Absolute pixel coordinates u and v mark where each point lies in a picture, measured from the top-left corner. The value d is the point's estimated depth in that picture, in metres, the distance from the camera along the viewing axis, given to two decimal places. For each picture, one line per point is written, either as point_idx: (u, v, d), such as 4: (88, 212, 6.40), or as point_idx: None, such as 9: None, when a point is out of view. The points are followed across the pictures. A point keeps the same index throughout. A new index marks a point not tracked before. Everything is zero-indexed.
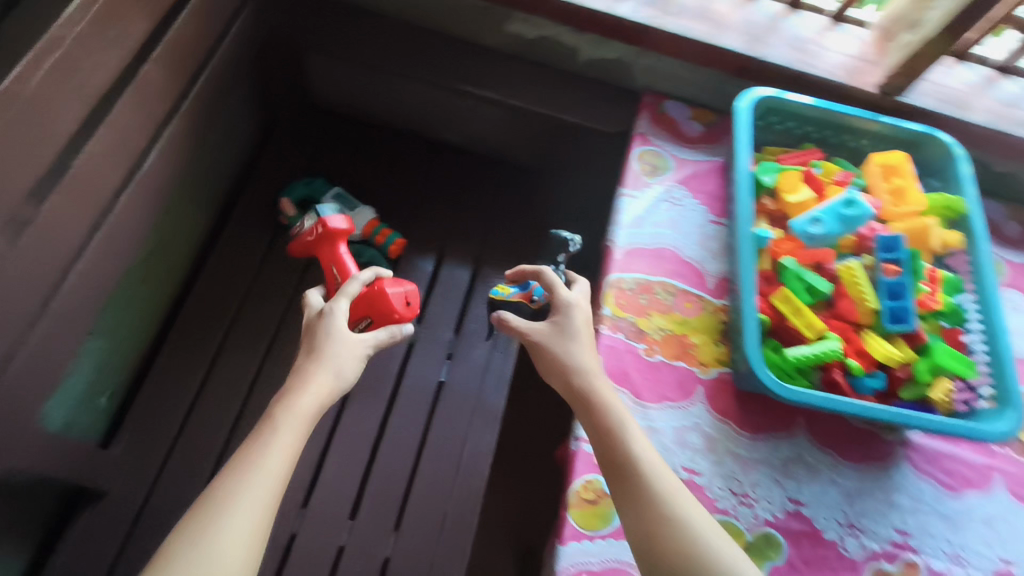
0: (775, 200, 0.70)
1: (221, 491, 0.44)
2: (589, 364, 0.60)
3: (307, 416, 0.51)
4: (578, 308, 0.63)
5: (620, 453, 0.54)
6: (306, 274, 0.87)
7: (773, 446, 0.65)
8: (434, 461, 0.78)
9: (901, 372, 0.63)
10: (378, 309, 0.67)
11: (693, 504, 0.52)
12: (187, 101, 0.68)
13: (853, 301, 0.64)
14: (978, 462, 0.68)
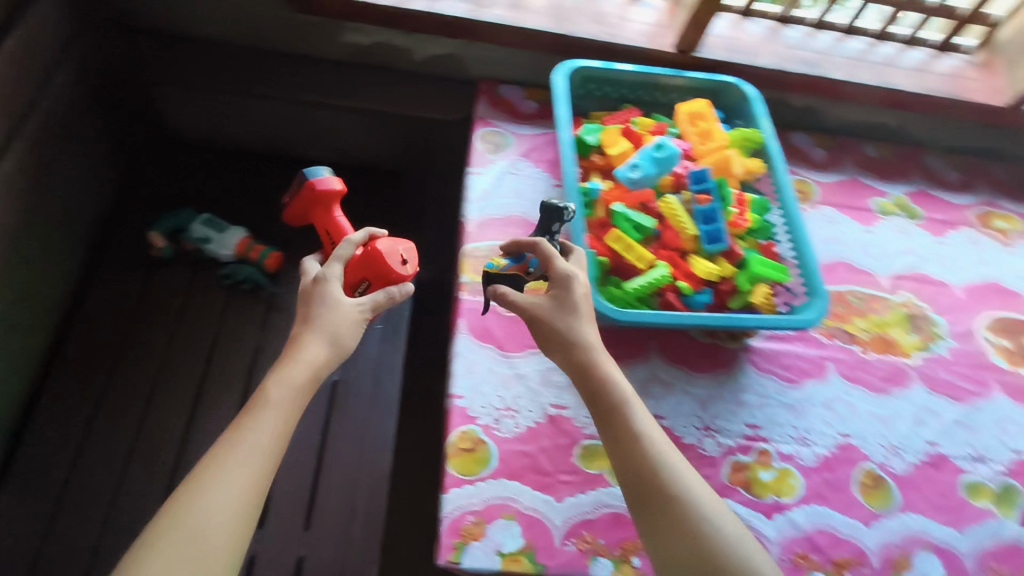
0: (602, 156, 0.80)
1: (204, 486, 0.46)
2: (590, 338, 0.60)
3: (288, 401, 0.52)
4: (580, 281, 0.62)
5: (623, 431, 0.56)
6: (183, 307, 0.91)
7: (630, 372, 0.72)
8: (338, 453, 0.84)
9: (725, 286, 0.72)
10: (375, 264, 0.63)
11: (696, 480, 0.55)
12: (19, 139, 0.70)
13: (676, 232, 0.73)
14: (812, 354, 0.77)
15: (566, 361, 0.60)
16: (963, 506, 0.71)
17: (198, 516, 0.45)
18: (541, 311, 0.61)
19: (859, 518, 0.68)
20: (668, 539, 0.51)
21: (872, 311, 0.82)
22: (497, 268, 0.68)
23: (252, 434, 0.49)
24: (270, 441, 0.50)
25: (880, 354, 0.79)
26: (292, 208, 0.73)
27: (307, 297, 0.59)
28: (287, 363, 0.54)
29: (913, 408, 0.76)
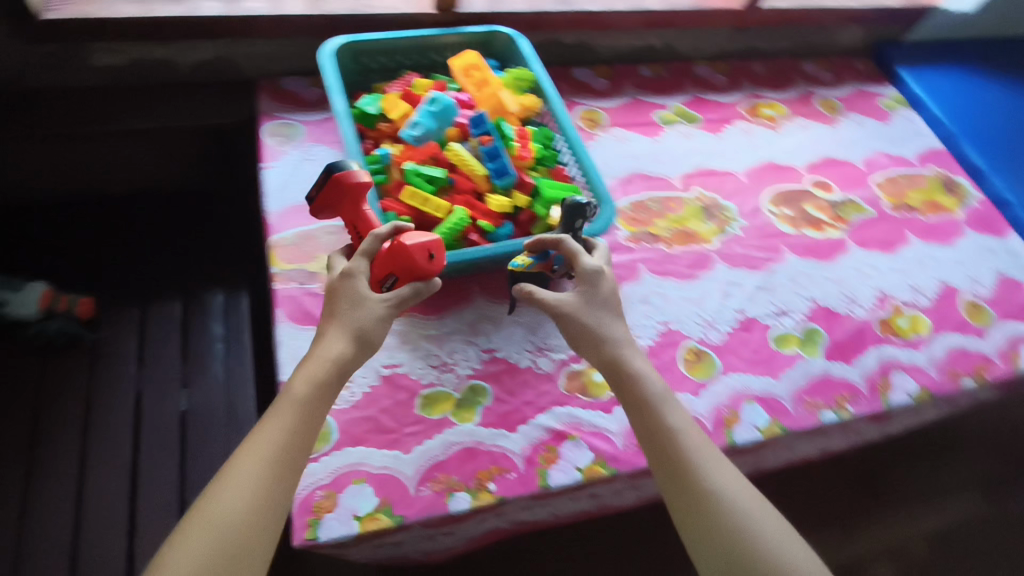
0: (389, 123, 0.82)
1: (222, 491, 0.49)
2: (619, 334, 0.63)
3: (304, 406, 0.54)
4: (607, 278, 0.65)
5: (658, 419, 0.59)
6: None
7: (456, 317, 0.75)
8: (201, 480, 0.81)
9: (523, 216, 0.77)
10: (397, 255, 0.60)
11: (733, 476, 0.57)
12: None
13: (467, 175, 0.77)
14: (622, 261, 0.84)
15: (597, 352, 0.62)
16: (774, 356, 0.80)
17: (212, 518, 0.48)
18: (570, 308, 0.63)
19: (689, 391, 0.74)
20: (705, 523, 0.54)
21: (670, 210, 0.91)
22: (524, 266, 0.69)
23: (266, 438, 0.52)
24: (288, 446, 0.52)
25: (683, 246, 0.88)
26: (315, 205, 0.68)
27: (332, 288, 0.60)
28: (306, 368, 0.56)
29: (719, 284, 0.85)
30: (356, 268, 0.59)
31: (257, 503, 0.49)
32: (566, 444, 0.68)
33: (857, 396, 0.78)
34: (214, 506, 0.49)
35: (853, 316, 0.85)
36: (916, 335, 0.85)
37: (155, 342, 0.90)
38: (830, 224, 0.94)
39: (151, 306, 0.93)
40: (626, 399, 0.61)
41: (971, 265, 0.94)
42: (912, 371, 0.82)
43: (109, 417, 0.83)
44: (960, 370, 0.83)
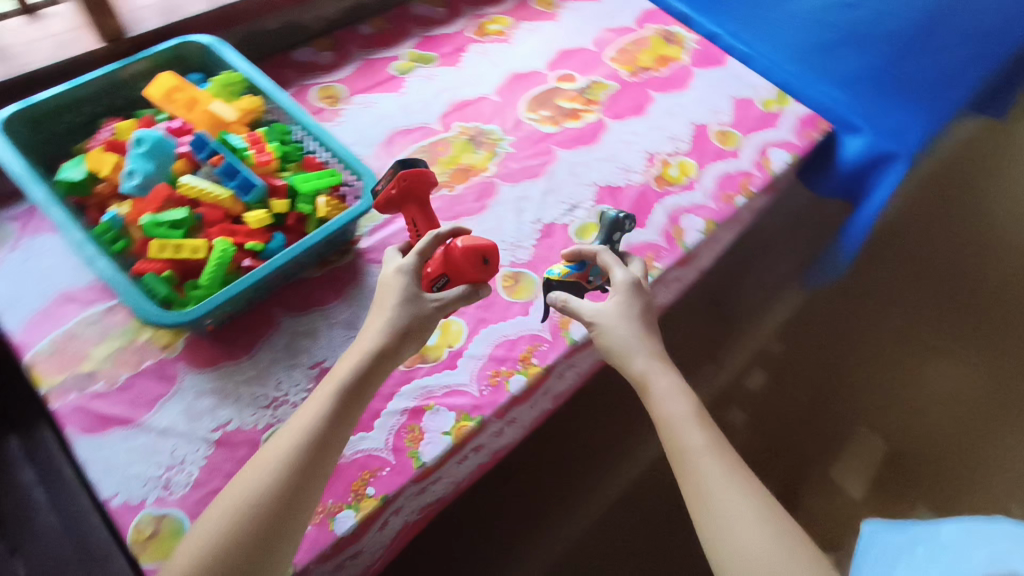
0: (107, 182, 0.74)
1: (270, 452, 0.54)
2: (648, 346, 0.66)
3: (349, 385, 0.58)
4: (637, 295, 0.68)
5: (682, 427, 0.61)
6: None
7: (270, 346, 0.70)
8: None
9: (291, 219, 0.74)
10: (455, 266, 0.63)
11: (754, 508, 0.55)
12: None
13: (214, 204, 0.72)
14: (414, 222, 0.84)
15: (629, 359, 0.65)
16: None
17: (258, 474, 0.53)
18: (604, 320, 0.67)
19: (519, 313, 0.77)
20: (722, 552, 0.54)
21: (440, 154, 0.93)
22: (559, 276, 0.73)
23: (313, 408, 0.57)
24: (336, 415, 0.56)
25: (463, 183, 0.90)
26: (381, 200, 0.70)
27: (384, 284, 0.64)
28: (352, 356, 0.60)
29: (509, 206, 0.88)
30: (410, 264, 0.63)
31: (302, 458, 0.53)
32: (425, 416, 0.68)
33: (660, 252, 0.86)
34: (263, 462, 0.54)
35: (632, 184, 0.93)
36: (686, 178, 0.96)
37: None
38: (585, 110, 1.02)
39: None
40: (653, 405, 0.63)
41: (708, 101, 1.07)
42: (696, 210, 0.92)
43: None
44: (730, 191, 0.95)
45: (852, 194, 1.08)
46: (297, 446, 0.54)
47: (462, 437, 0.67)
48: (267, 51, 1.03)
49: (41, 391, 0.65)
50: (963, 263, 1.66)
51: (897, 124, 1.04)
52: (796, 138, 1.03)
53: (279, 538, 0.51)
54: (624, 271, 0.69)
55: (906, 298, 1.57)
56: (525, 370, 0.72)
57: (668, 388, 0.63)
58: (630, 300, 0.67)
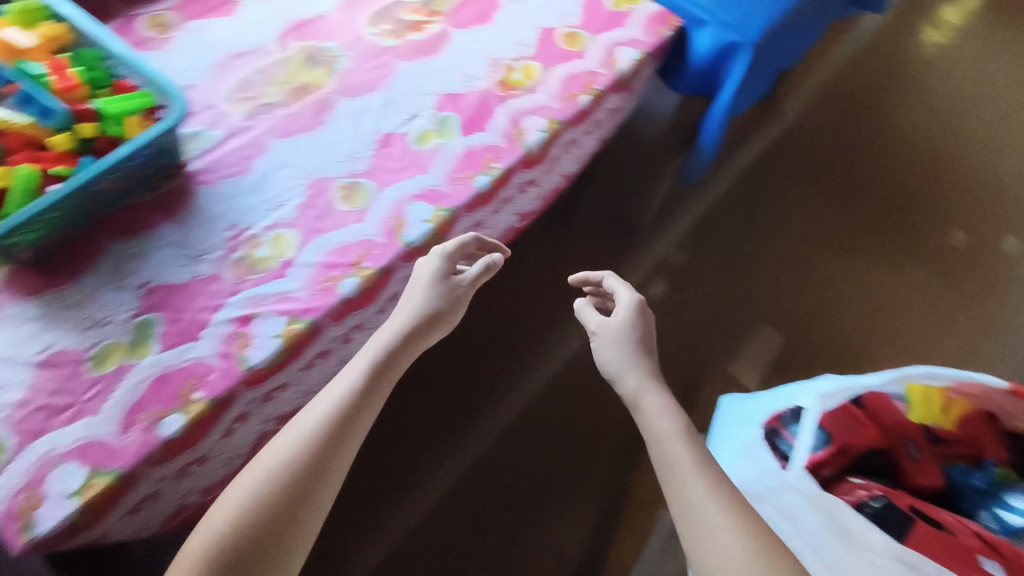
0: None
1: (267, 451, 0.64)
2: (643, 372, 0.75)
3: (331, 420, 0.65)
4: (637, 313, 0.80)
5: (665, 427, 0.69)
6: None
7: (96, 274, 0.71)
8: None
9: (103, 143, 0.71)
10: (926, 468, 0.92)
11: (710, 479, 0.65)
12: None
13: (9, 133, 0.69)
14: (244, 142, 0.82)
15: (627, 363, 0.76)
16: (418, 155, 0.84)
17: (252, 480, 0.61)
18: (613, 329, 0.79)
19: (353, 223, 0.77)
20: (688, 512, 0.64)
21: (274, 75, 0.88)
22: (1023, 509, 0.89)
23: (311, 411, 0.66)
24: (332, 427, 0.65)
25: (298, 102, 0.86)
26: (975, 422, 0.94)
27: (434, 278, 0.78)
28: (349, 378, 0.69)
29: (346, 119, 0.86)
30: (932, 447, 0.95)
31: (308, 453, 0.63)
32: (254, 322, 0.69)
33: (500, 153, 0.86)
34: (268, 455, 0.63)
35: (474, 91, 0.90)
36: (530, 82, 0.92)
37: None
38: (428, 22, 0.96)
39: None
40: (646, 409, 0.71)
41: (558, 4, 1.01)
42: (537, 112, 0.90)
43: None
44: (573, 91, 0.92)
45: (711, 87, 1.09)
46: (287, 469, 0.62)
47: (293, 340, 0.69)
48: None
49: None
50: (844, 170, 1.77)
51: (745, 11, 1.01)
52: (645, 36, 1.00)
53: (266, 537, 0.59)
54: (629, 294, 0.82)
55: (791, 207, 1.68)
56: (357, 273, 0.73)
57: (659, 406, 0.71)
58: (637, 320, 0.80)
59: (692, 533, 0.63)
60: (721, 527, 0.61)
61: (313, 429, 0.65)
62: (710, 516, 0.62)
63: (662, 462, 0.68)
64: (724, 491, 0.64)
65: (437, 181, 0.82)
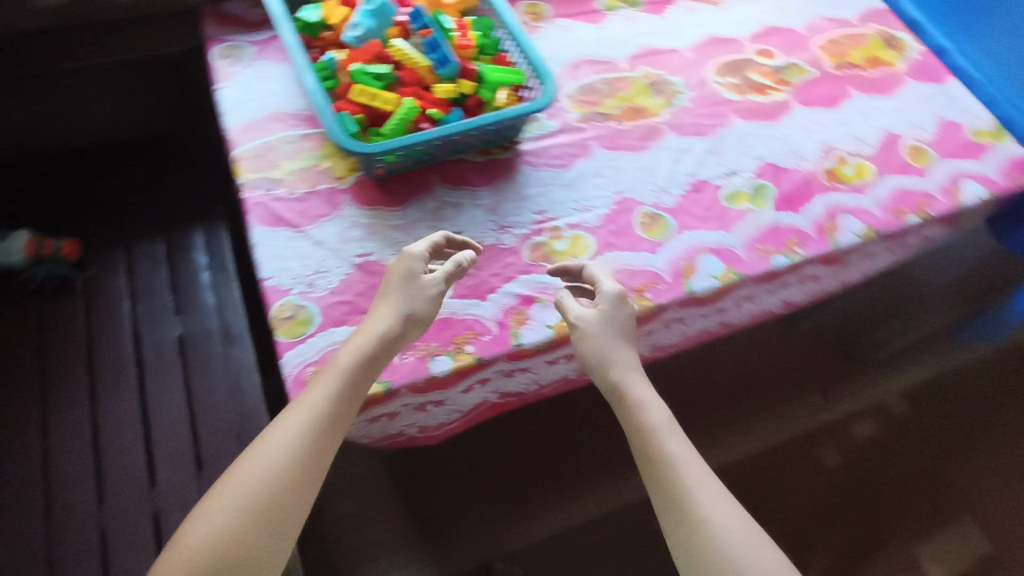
0: (333, 30, 0.83)
1: (239, 476, 0.56)
2: (624, 363, 0.66)
3: (310, 428, 0.58)
4: (619, 305, 0.69)
5: (654, 424, 0.63)
6: (42, 324, 0.90)
7: (421, 206, 0.78)
8: (211, 403, 0.87)
9: (472, 102, 0.79)
10: None
11: (704, 483, 0.60)
12: None
13: (411, 70, 0.79)
14: (572, 140, 0.86)
15: (609, 363, 0.66)
16: (726, 212, 0.82)
17: (235, 495, 0.55)
18: (592, 326, 0.67)
19: (646, 251, 0.78)
20: (691, 527, 0.57)
21: (619, 90, 0.92)
22: None
23: (284, 434, 0.58)
24: (309, 439, 0.58)
25: (631, 121, 0.89)
26: None
27: (412, 283, 0.66)
28: (324, 390, 0.60)
29: (670, 153, 0.86)
30: None
31: (287, 473, 0.56)
32: (534, 307, 0.73)
33: (807, 239, 0.81)
34: (243, 471, 0.57)
35: (799, 170, 0.87)
36: (860, 181, 0.87)
37: (144, 274, 0.96)
38: (774, 88, 0.95)
39: (136, 247, 0.98)
40: (636, 402, 0.64)
41: (911, 114, 0.95)
42: (859, 214, 0.84)
43: (115, 347, 0.90)
44: (903, 208, 0.85)
45: None
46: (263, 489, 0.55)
47: (562, 337, 0.72)
48: None
49: (239, 181, 0.78)
50: None
51: None
52: (1000, 177, 0.90)
53: (243, 559, 0.53)
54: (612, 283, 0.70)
55: None
56: (636, 300, 0.74)
57: (644, 397, 0.65)
58: (618, 314, 0.68)
59: (692, 540, 0.57)
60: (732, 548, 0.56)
61: (287, 446, 0.57)
62: (713, 531, 0.57)
63: (651, 469, 0.61)
64: (723, 498, 0.59)
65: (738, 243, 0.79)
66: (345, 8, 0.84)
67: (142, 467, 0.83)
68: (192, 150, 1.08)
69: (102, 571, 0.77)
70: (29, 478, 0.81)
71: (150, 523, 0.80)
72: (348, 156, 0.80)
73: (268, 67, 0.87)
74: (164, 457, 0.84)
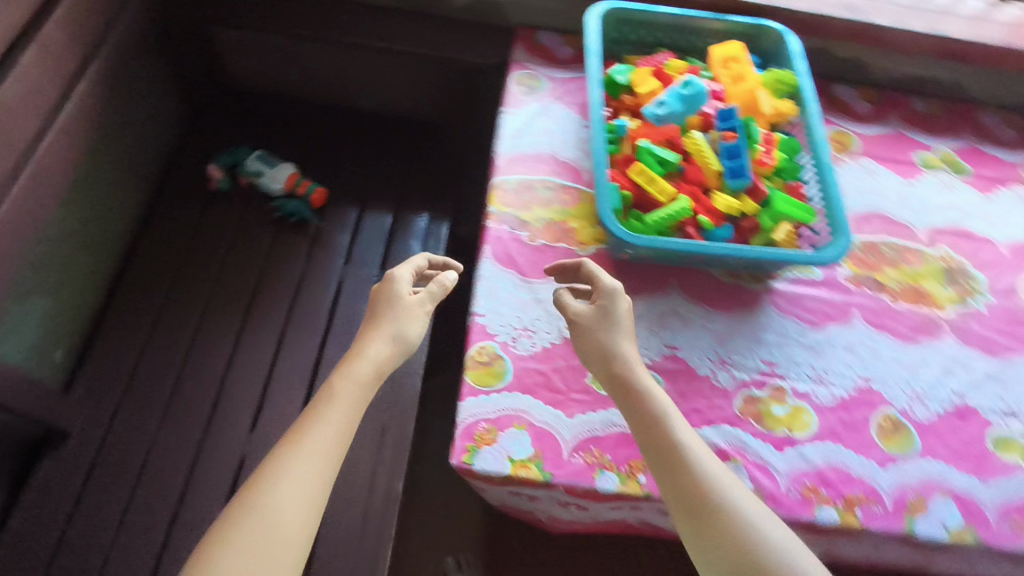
0: (633, 96, 0.80)
1: (259, 507, 0.49)
2: (627, 354, 0.63)
3: (327, 449, 0.53)
4: (616, 299, 0.65)
5: (662, 413, 0.60)
6: (272, 250, 0.98)
7: (649, 304, 0.73)
8: None
9: (747, 223, 0.72)
10: None
11: (716, 467, 0.57)
12: (85, 79, 0.76)
13: (699, 167, 0.73)
14: (836, 300, 0.75)
15: (615, 356, 0.63)
16: (987, 457, 0.68)
17: (260, 524, 0.48)
18: (590, 323, 0.64)
19: (874, 459, 0.66)
20: (704, 510, 0.55)
21: (907, 263, 0.79)
22: None
23: (301, 469, 0.52)
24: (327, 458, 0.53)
25: (909, 304, 0.76)
26: None
27: (401, 311, 0.63)
28: (329, 408, 0.55)
29: (943, 359, 0.73)
30: None
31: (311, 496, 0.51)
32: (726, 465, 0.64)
33: None
34: (263, 494, 0.50)
35: None
36: None
37: (364, 241, 1.01)
38: None
39: (367, 211, 1.03)
40: (642, 393, 0.61)
41: None
42: None
43: (317, 298, 0.96)
44: None
45: None
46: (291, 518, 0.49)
47: None
48: (848, 75, 0.96)
49: (488, 208, 0.77)
50: None
51: None
52: None
53: None
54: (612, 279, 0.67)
55: None
56: (842, 511, 0.63)
57: (648, 387, 0.62)
58: (616, 305, 0.65)
59: (705, 522, 0.54)
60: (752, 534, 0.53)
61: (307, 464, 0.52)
62: (727, 515, 0.54)
63: (657, 458, 0.58)
64: (732, 483, 0.56)
65: (990, 502, 0.65)
66: (655, 78, 0.81)
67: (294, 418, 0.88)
68: (445, 148, 1.10)
69: (228, 495, 0.82)
70: (208, 387, 0.89)
71: None
72: (598, 225, 0.77)
73: (556, 107, 0.86)
74: None
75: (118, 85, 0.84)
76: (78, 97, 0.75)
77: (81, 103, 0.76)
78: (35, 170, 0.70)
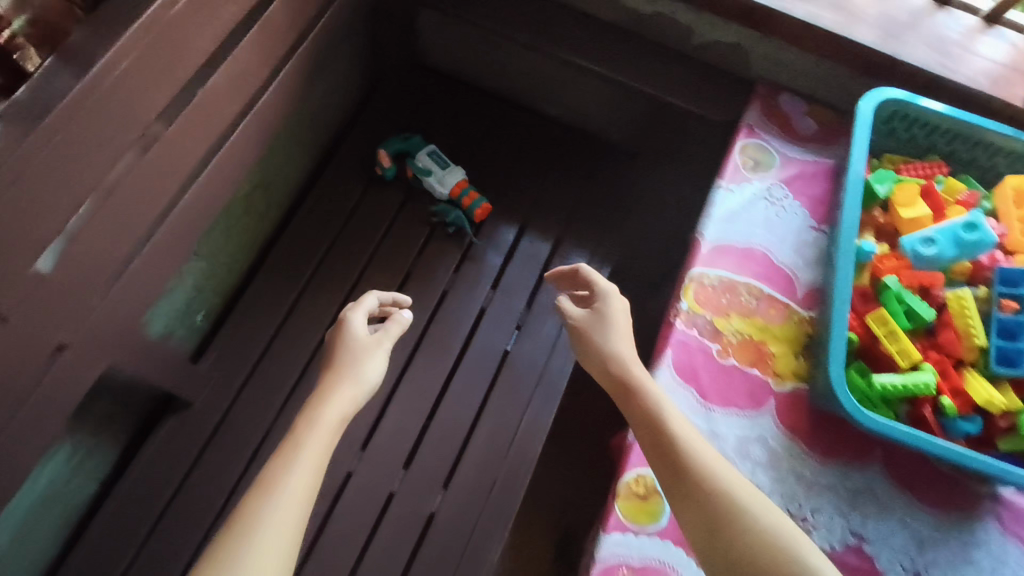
0: (887, 212, 0.67)
1: (265, 503, 0.49)
2: (621, 348, 0.65)
3: (317, 455, 0.55)
4: (609, 301, 0.68)
5: (652, 401, 0.59)
6: (422, 254, 0.92)
7: (841, 474, 0.61)
8: (489, 435, 0.83)
9: (1003, 420, 0.57)
10: None
11: (710, 453, 0.55)
12: (291, 59, 0.72)
13: (958, 335, 0.59)
14: None
15: (613, 352, 0.64)
16: None
17: (263, 522, 0.48)
18: (586, 324, 0.68)
19: None
20: (696, 497, 0.52)
21: None
22: None
23: (302, 470, 0.53)
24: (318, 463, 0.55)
25: None
26: None
27: (359, 349, 0.66)
28: (308, 421, 0.57)
29: None
30: None
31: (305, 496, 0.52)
32: None
33: None
34: (267, 497, 0.50)
35: None
36: None
37: (516, 269, 0.93)
38: None
39: (527, 234, 0.95)
40: (636, 383, 0.61)
41: None
42: None
43: (455, 322, 0.90)
44: None
45: None
46: (296, 518, 0.50)
47: None
48: None
49: (679, 303, 0.67)
50: None
51: None
52: None
53: None
54: (607, 283, 0.70)
55: None
56: None
57: (640, 374, 0.61)
58: (609, 304, 0.68)
59: (697, 510, 0.51)
60: (745, 526, 0.49)
61: (303, 466, 0.53)
62: (716, 502, 0.51)
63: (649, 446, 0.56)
64: (727, 471, 0.53)
65: None
66: (921, 197, 0.66)
67: (407, 448, 0.82)
68: (620, 184, 1.00)
69: (329, 509, 0.78)
70: None
71: (381, 503, 0.79)
72: (802, 357, 0.65)
73: (782, 194, 0.74)
74: (427, 451, 0.82)
75: (320, 59, 0.79)
76: (281, 74, 0.71)
77: (283, 82, 0.71)
78: (228, 150, 0.66)
